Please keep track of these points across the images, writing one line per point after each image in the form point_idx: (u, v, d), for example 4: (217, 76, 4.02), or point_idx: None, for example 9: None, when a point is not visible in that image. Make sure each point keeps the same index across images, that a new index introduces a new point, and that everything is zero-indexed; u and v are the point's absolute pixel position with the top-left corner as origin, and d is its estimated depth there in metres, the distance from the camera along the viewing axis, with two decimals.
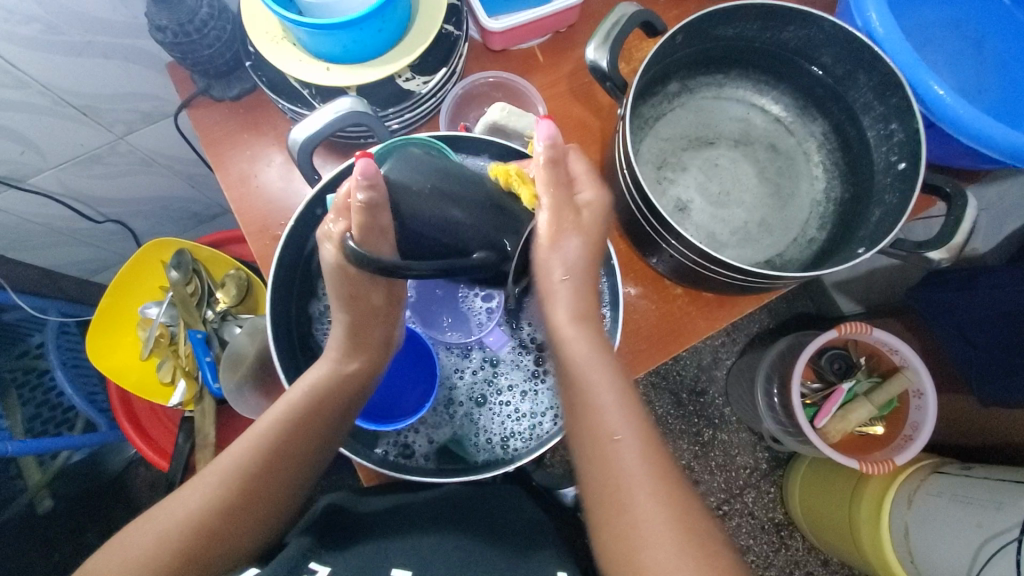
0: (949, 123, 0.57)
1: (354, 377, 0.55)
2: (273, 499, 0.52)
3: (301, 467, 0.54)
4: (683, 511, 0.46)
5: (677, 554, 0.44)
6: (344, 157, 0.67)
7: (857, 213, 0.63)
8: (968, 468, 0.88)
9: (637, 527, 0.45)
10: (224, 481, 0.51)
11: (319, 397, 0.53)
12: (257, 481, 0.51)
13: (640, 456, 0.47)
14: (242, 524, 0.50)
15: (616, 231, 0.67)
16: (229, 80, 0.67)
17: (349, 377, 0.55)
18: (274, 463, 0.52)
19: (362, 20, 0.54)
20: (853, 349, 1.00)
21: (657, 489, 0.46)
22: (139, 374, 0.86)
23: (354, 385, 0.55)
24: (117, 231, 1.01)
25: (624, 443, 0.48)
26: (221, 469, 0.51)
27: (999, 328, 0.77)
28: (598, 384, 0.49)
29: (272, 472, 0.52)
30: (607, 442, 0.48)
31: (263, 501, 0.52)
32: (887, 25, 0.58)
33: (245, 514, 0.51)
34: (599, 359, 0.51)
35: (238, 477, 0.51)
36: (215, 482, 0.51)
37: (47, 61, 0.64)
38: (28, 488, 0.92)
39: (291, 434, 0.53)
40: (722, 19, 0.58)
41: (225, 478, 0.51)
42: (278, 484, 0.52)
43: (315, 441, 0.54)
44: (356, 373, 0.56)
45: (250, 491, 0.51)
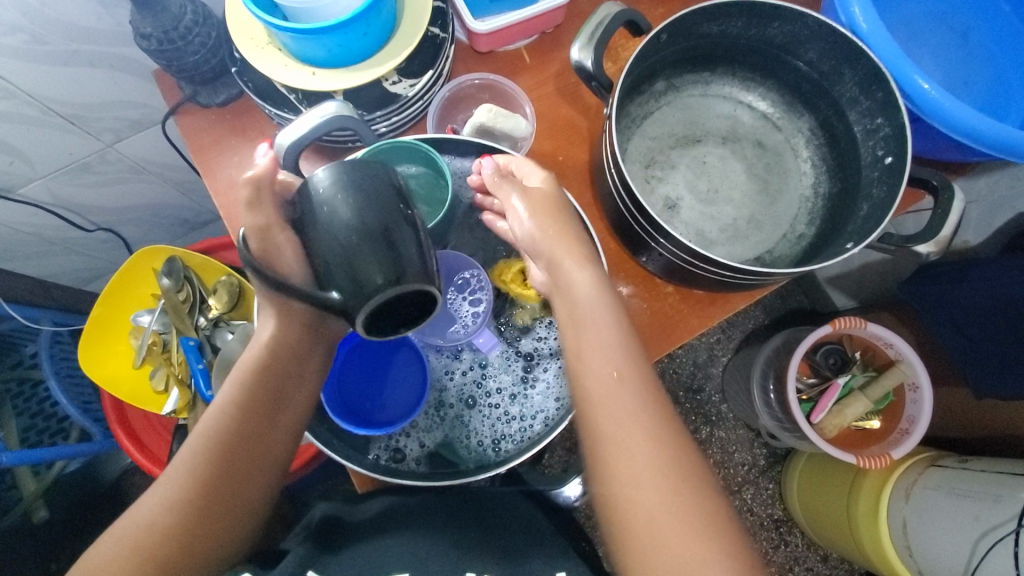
0: (934, 116, 0.57)
1: (298, 349, 0.54)
2: (244, 487, 0.51)
3: (264, 447, 0.52)
4: (674, 453, 0.46)
5: (663, 492, 0.44)
6: (332, 161, 0.66)
7: (845, 207, 0.63)
8: (964, 460, 0.88)
9: (630, 464, 0.45)
10: (185, 475, 0.49)
11: (264, 371, 0.52)
12: (219, 470, 0.49)
13: (636, 401, 0.47)
14: (216, 518, 0.49)
15: (606, 231, 0.67)
16: (216, 86, 0.67)
17: (290, 348, 0.54)
18: (234, 447, 0.50)
19: (346, 24, 0.54)
20: (848, 344, 1.01)
21: (649, 429, 0.46)
22: (132, 383, 0.86)
23: (297, 355, 0.54)
24: (109, 239, 1.00)
25: (632, 427, 0.46)
26: (181, 463, 0.49)
27: (991, 320, 0.77)
28: (599, 324, 0.50)
29: (234, 458, 0.50)
30: (612, 431, 0.47)
31: (229, 497, 0.50)
32: (871, 20, 0.58)
33: (215, 507, 0.49)
34: (603, 342, 0.49)
35: (198, 466, 0.49)
36: (176, 479, 0.49)
37: (32, 71, 0.64)
38: (23, 499, 0.92)
39: (245, 415, 0.51)
40: (707, 17, 0.58)
41: (186, 471, 0.49)
42: (245, 470, 0.51)
43: (269, 421, 0.52)
44: (295, 345, 0.54)
45: (217, 483, 0.49)
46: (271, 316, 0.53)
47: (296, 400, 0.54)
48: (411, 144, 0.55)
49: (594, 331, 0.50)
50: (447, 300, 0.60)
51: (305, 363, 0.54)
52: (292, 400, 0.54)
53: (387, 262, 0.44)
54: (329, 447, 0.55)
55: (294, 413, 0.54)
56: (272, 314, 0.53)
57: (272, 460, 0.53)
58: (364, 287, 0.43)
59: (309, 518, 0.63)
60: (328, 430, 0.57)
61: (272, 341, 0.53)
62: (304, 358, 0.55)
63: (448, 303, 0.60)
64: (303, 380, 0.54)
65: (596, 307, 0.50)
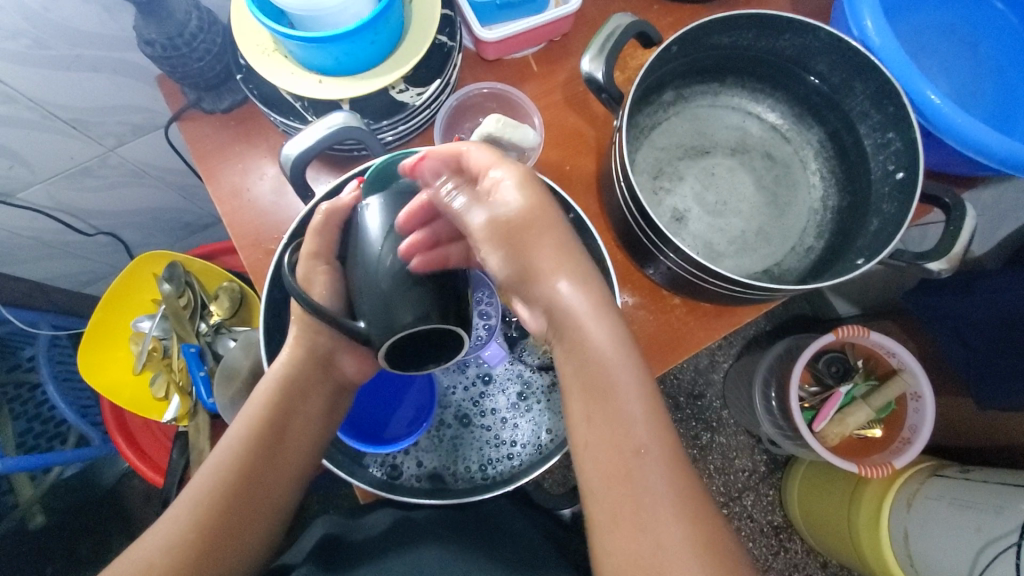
0: (946, 131, 0.56)
1: (305, 386, 0.53)
2: (245, 526, 0.49)
3: (267, 486, 0.51)
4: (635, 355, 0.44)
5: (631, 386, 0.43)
6: (339, 169, 0.66)
7: (856, 221, 0.62)
8: (967, 471, 0.88)
9: (592, 356, 0.44)
10: (188, 510, 0.47)
11: (271, 405, 0.52)
12: (227, 506, 0.48)
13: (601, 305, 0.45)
14: (215, 559, 0.47)
15: (613, 241, 0.67)
16: (220, 92, 0.66)
17: (298, 385, 0.53)
18: (236, 481, 0.49)
19: (354, 32, 0.53)
20: (851, 352, 1.00)
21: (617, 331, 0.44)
22: (131, 391, 0.85)
23: (304, 392, 0.53)
24: (110, 243, 0.99)
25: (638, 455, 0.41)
26: (189, 501, 0.48)
27: (998, 332, 0.77)
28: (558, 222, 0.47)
29: (236, 494, 0.49)
30: (617, 438, 0.42)
31: (238, 535, 0.48)
32: (883, 33, 0.58)
33: (221, 545, 0.47)
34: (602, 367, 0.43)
35: (206, 502, 0.48)
36: (182, 513, 0.48)
37: (33, 75, 0.63)
38: (19, 504, 0.90)
39: (249, 452, 0.50)
40: (718, 28, 0.57)
41: (191, 506, 0.48)
42: (248, 506, 0.49)
43: (271, 456, 0.51)
44: (302, 383, 0.53)
45: (220, 520, 0.48)
46: (285, 349, 0.53)
47: (299, 436, 0.53)
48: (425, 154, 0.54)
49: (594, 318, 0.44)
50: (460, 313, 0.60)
51: (311, 402, 0.53)
52: (294, 442, 0.52)
53: (416, 305, 0.46)
54: (334, 462, 0.54)
55: (298, 450, 0.53)
56: (289, 346, 0.53)
57: (277, 497, 0.51)
58: (392, 325, 0.46)
59: (309, 535, 0.62)
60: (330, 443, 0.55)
61: (282, 376, 0.52)
62: (309, 399, 0.53)
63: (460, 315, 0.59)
64: (307, 419, 0.53)
65: (604, 323, 0.44)
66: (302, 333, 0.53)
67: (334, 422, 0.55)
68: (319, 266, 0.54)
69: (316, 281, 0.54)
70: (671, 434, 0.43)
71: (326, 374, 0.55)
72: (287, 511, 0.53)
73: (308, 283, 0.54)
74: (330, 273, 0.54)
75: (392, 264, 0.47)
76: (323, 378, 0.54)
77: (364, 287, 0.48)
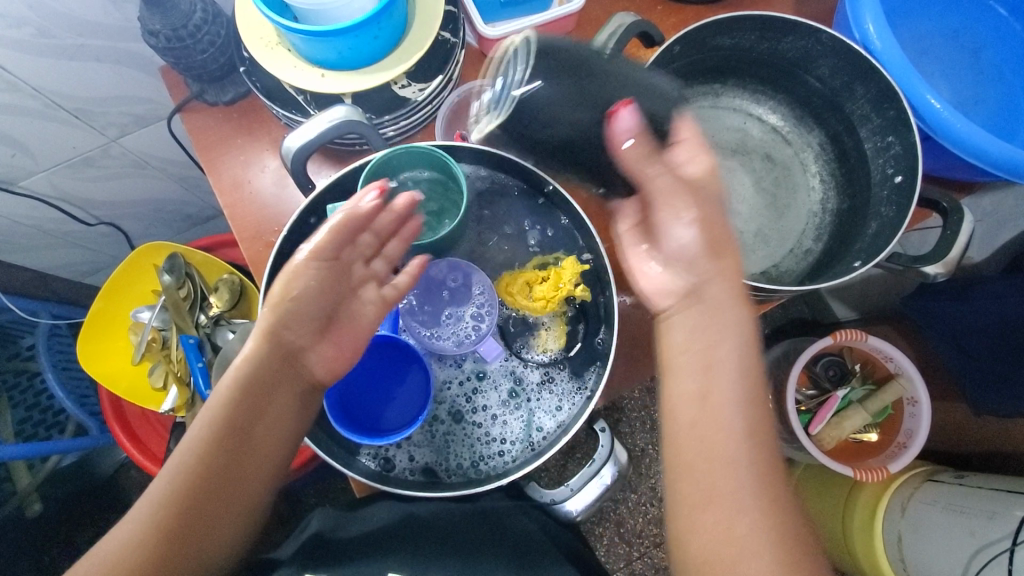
0: (946, 136, 0.56)
1: (273, 382, 0.50)
2: (208, 533, 0.46)
3: (233, 489, 0.47)
4: (749, 380, 0.47)
5: (734, 411, 0.45)
6: (340, 163, 0.66)
7: (855, 224, 0.63)
8: (961, 476, 0.89)
9: (711, 366, 0.47)
10: (149, 514, 0.45)
11: (235, 402, 0.48)
12: (186, 512, 0.45)
13: (733, 319, 0.48)
14: (175, 567, 0.45)
15: (612, 240, 0.67)
16: (224, 84, 0.67)
17: (262, 382, 0.49)
18: (197, 487, 0.46)
19: (358, 27, 0.53)
20: (848, 355, 1.00)
21: (738, 347, 0.47)
22: (129, 381, 0.85)
23: (270, 388, 0.49)
24: (111, 233, 1.00)
25: (758, 546, 0.43)
26: (149, 505, 0.46)
27: (994, 337, 0.77)
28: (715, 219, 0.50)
29: (198, 500, 0.46)
30: (717, 460, 0.45)
31: (201, 542, 0.46)
32: (885, 37, 0.58)
33: (183, 553, 0.45)
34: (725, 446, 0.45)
35: (165, 508, 0.45)
36: (142, 519, 0.45)
37: (37, 63, 0.63)
38: (17, 492, 0.90)
39: (210, 453, 0.47)
40: (720, 29, 0.58)
41: (150, 509, 0.46)
42: (211, 512, 0.46)
43: (237, 458, 0.48)
44: (267, 376, 0.49)
45: (181, 526, 0.45)
46: (250, 342, 0.49)
47: (267, 438, 0.49)
48: (427, 151, 0.53)
49: (727, 327, 0.48)
50: (443, 310, 0.60)
51: (280, 396, 0.50)
52: (261, 439, 0.49)
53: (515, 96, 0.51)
54: (328, 454, 0.53)
55: (265, 450, 0.49)
56: (255, 338, 0.50)
57: (246, 501, 0.48)
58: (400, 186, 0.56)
59: (303, 529, 0.61)
60: (327, 435, 0.55)
61: (242, 373, 0.49)
62: (278, 392, 0.50)
63: (445, 312, 0.60)
64: (276, 415, 0.50)
65: (733, 339, 0.47)
66: (267, 324, 0.49)
67: (307, 419, 0.51)
68: (313, 261, 0.50)
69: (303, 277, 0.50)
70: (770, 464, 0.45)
71: (294, 368, 0.51)
72: (259, 514, 0.50)
73: (294, 277, 0.50)
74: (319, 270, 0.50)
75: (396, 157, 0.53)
76: (291, 373, 0.50)
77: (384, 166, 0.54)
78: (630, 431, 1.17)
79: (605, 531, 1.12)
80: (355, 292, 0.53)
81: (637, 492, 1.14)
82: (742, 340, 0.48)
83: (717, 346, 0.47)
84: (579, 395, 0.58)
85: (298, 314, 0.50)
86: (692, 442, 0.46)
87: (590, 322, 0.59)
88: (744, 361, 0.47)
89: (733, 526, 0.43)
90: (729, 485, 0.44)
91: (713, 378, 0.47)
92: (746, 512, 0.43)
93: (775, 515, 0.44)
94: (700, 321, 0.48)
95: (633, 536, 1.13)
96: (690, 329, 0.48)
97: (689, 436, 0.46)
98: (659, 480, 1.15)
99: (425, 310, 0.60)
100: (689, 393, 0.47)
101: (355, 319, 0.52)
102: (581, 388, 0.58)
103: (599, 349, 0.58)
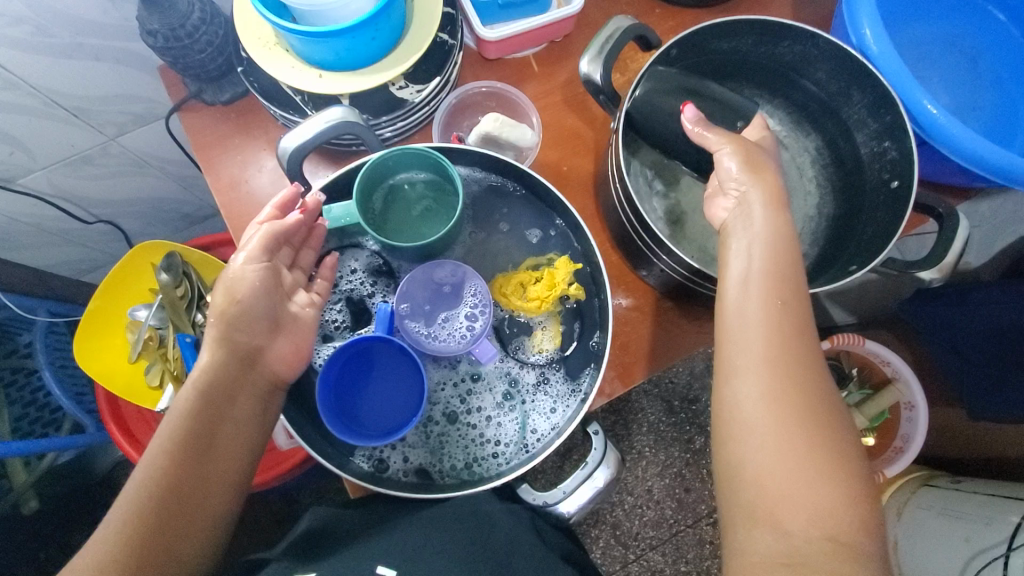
0: (941, 140, 0.57)
1: (233, 392, 0.50)
2: (178, 545, 0.46)
3: (200, 499, 0.47)
4: (785, 273, 0.47)
5: (759, 299, 0.47)
6: (337, 164, 0.66)
7: (851, 229, 0.62)
8: (958, 480, 0.89)
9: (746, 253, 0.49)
10: (115, 531, 0.45)
11: (195, 415, 0.49)
12: (154, 523, 0.45)
13: (769, 216, 0.49)
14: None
15: (608, 242, 0.67)
16: (222, 84, 0.67)
17: (222, 390, 0.50)
18: (162, 499, 0.46)
19: (355, 28, 0.53)
20: (845, 359, 0.97)
21: (772, 239, 0.49)
22: (126, 380, 0.84)
23: (231, 395, 0.50)
24: (109, 231, 1.00)
25: (763, 414, 0.44)
26: (115, 522, 0.45)
27: (990, 342, 0.77)
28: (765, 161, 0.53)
29: (165, 513, 0.46)
30: (736, 338, 0.47)
31: (170, 554, 0.45)
32: (882, 41, 0.58)
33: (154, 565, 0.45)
34: (790, 382, 0.44)
35: (132, 523, 0.45)
36: (110, 536, 0.44)
37: (35, 62, 0.63)
38: (13, 489, 0.90)
39: (174, 465, 0.47)
40: (717, 33, 0.58)
41: (118, 526, 0.45)
42: (179, 522, 0.46)
43: (203, 468, 0.48)
44: (224, 385, 0.50)
45: (149, 540, 0.45)
46: (205, 352, 0.50)
47: (229, 447, 0.50)
48: (422, 152, 0.53)
49: (757, 224, 0.49)
50: (440, 313, 0.59)
51: (240, 406, 0.51)
52: (224, 450, 0.49)
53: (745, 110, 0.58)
54: (322, 454, 0.53)
55: (230, 460, 0.50)
56: (208, 348, 0.51)
57: (215, 509, 0.48)
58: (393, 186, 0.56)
59: (296, 528, 0.61)
60: (319, 435, 0.55)
61: (201, 383, 0.50)
62: (235, 402, 0.51)
63: (442, 315, 0.59)
64: (238, 425, 0.51)
65: (767, 235, 0.49)
66: (217, 332, 0.51)
67: (267, 425, 0.52)
68: (251, 265, 0.53)
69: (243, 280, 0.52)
70: (795, 351, 0.46)
71: (252, 371, 0.52)
72: (228, 528, 0.50)
73: (235, 283, 0.52)
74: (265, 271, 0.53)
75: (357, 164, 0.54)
76: (250, 377, 0.52)
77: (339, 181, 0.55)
78: (627, 433, 1.17)
79: (601, 533, 1.12)
80: (289, 298, 0.55)
81: (633, 495, 1.14)
82: (778, 233, 0.49)
83: (786, 286, 0.47)
84: (572, 399, 0.58)
85: (245, 317, 0.52)
86: (761, 378, 0.45)
87: (585, 323, 0.59)
88: (797, 294, 0.47)
89: (800, 461, 0.42)
90: (794, 421, 0.43)
91: (779, 316, 0.46)
92: (792, 430, 0.43)
93: (803, 425, 0.43)
94: (767, 261, 0.48)
95: (629, 538, 1.13)
96: (735, 227, 0.51)
97: (756, 374, 0.45)
98: (655, 483, 1.15)
99: (423, 308, 0.59)
100: (731, 275, 0.49)
101: (299, 321, 0.55)
102: (574, 393, 0.58)
103: (594, 352, 0.58)
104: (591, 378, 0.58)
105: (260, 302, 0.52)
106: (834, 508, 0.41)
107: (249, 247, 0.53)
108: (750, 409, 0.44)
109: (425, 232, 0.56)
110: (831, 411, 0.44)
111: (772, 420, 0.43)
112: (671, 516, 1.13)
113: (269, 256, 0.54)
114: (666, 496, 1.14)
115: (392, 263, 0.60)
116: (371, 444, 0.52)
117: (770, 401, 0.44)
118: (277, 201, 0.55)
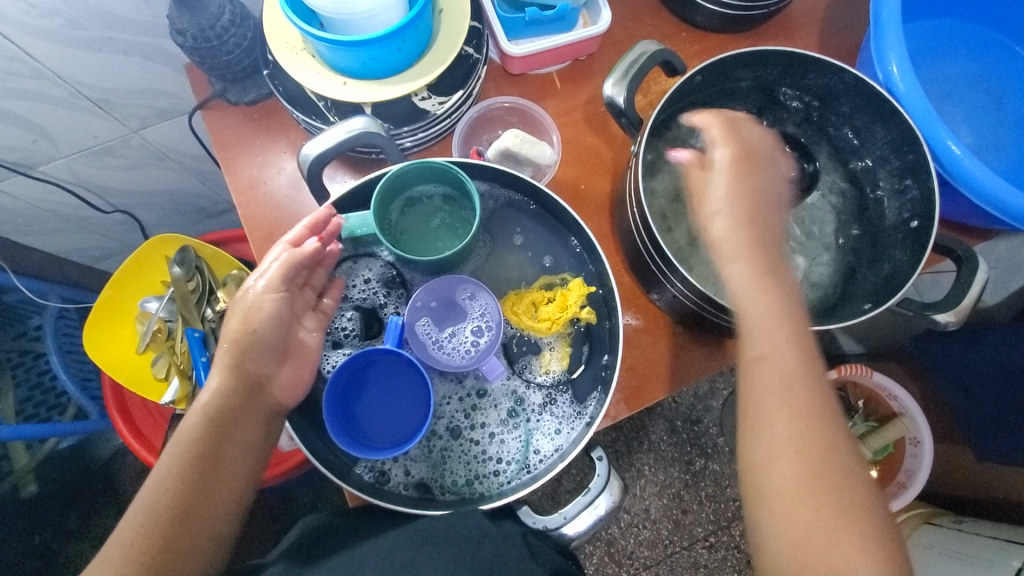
0: (961, 180, 0.56)
1: (239, 416, 0.51)
2: (183, 561, 0.47)
3: (207, 518, 0.49)
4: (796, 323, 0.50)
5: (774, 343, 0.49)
6: (356, 171, 0.67)
7: (868, 264, 0.62)
8: (959, 522, 0.90)
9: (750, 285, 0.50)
10: (125, 552, 0.46)
11: (202, 439, 0.50)
12: (163, 542, 0.47)
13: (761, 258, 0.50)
14: None
15: (621, 264, 0.67)
16: (246, 85, 0.67)
17: (228, 414, 0.51)
18: (173, 519, 0.47)
19: (383, 39, 0.54)
20: (851, 392, 0.95)
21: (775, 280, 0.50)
22: (135, 370, 0.85)
23: (237, 421, 0.51)
24: (124, 221, 1.01)
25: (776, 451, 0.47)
26: (126, 539, 0.47)
27: (1003, 384, 0.76)
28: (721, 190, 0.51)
29: (175, 535, 0.47)
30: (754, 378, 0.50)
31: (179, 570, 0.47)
32: (909, 79, 0.57)
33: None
34: (801, 419, 0.48)
35: (141, 541, 0.47)
36: (119, 553, 0.46)
37: (65, 53, 0.64)
38: (14, 471, 0.91)
39: (183, 486, 0.48)
40: (743, 62, 0.58)
41: (129, 546, 0.46)
42: (184, 541, 0.47)
43: (219, 488, 0.50)
44: (236, 409, 0.51)
45: (154, 565, 0.46)
46: (215, 378, 0.51)
47: (234, 466, 0.51)
48: (441, 167, 0.53)
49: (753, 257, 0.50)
50: (445, 329, 0.59)
51: (244, 429, 0.51)
52: (230, 470, 0.51)
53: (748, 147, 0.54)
54: (324, 463, 0.53)
55: (234, 479, 0.51)
56: (218, 373, 0.52)
57: (221, 526, 0.49)
58: (407, 199, 0.57)
59: (294, 532, 0.61)
60: (323, 443, 0.55)
61: (210, 409, 0.51)
62: (243, 424, 0.51)
63: (446, 330, 0.59)
64: (243, 447, 0.51)
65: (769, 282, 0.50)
66: (230, 359, 0.51)
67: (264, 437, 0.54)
68: (270, 294, 0.52)
69: (262, 309, 0.52)
70: (804, 395, 0.48)
71: (258, 399, 0.52)
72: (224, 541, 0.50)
73: (253, 311, 0.52)
74: (280, 302, 0.53)
75: (374, 177, 0.54)
76: (257, 403, 0.52)
77: (357, 193, 0.55)
78: (628, 450, 1.16)
79: (596, 550, 1.12)
80: (299, 322, 0.55)
81: (630, 513, 1.14)
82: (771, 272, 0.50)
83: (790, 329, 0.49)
84: (576, 422, 0.58)
85: (257, 346, 0.52)
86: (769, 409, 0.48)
87: (594, 345, 0.59)
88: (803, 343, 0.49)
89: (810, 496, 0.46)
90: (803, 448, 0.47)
91: (783, 376, 0.49)
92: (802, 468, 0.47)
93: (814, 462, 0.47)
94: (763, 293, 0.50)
95: (622, 557, 1.12)
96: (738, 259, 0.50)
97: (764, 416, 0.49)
98: (652, 502, 1.14)
99: (433, 318, 0.59)
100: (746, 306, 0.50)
101: (304, 347, 0.55)
102: (580, 417, 0.58)
103: (601, 376, 0.58)
104: (596, 404, 0.57)
105: (275, 329, 0.52)
106: (842, 532, 0.45)
107: (270, 273, 0.52)
108: (763, 443, 0.48)
109: (440, 247, 0.57)
110: (839, 447, 0.48)
111: (781, 447, 0.47)
112: (666, 537, 1.13)
113: (287, 284, 0.53)
114: (664, 516, 1.13)
115: (405, 275, 0.60)
116: (377, 457, 0.52)
117: (780, 439, 0.48)
118: (309, 221, 0.53)
